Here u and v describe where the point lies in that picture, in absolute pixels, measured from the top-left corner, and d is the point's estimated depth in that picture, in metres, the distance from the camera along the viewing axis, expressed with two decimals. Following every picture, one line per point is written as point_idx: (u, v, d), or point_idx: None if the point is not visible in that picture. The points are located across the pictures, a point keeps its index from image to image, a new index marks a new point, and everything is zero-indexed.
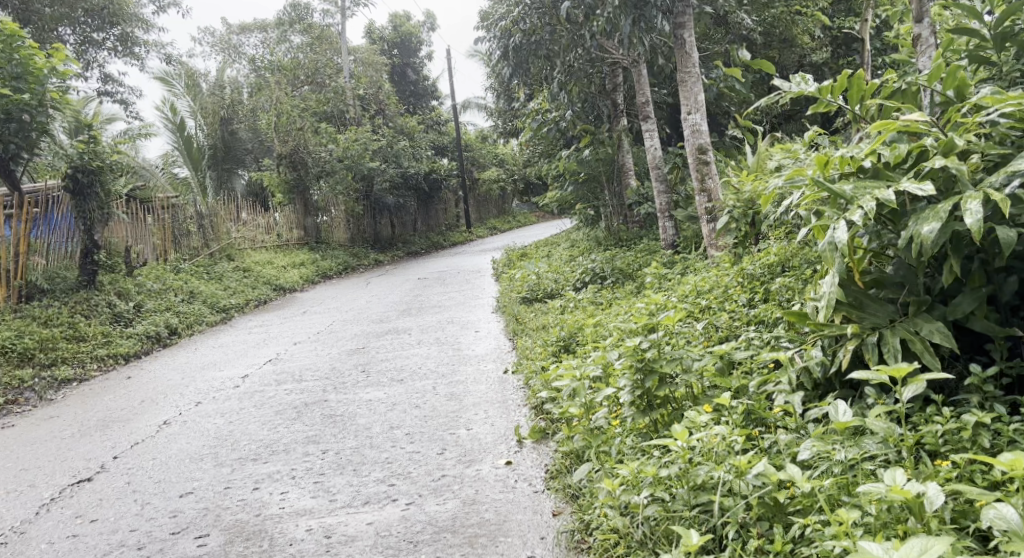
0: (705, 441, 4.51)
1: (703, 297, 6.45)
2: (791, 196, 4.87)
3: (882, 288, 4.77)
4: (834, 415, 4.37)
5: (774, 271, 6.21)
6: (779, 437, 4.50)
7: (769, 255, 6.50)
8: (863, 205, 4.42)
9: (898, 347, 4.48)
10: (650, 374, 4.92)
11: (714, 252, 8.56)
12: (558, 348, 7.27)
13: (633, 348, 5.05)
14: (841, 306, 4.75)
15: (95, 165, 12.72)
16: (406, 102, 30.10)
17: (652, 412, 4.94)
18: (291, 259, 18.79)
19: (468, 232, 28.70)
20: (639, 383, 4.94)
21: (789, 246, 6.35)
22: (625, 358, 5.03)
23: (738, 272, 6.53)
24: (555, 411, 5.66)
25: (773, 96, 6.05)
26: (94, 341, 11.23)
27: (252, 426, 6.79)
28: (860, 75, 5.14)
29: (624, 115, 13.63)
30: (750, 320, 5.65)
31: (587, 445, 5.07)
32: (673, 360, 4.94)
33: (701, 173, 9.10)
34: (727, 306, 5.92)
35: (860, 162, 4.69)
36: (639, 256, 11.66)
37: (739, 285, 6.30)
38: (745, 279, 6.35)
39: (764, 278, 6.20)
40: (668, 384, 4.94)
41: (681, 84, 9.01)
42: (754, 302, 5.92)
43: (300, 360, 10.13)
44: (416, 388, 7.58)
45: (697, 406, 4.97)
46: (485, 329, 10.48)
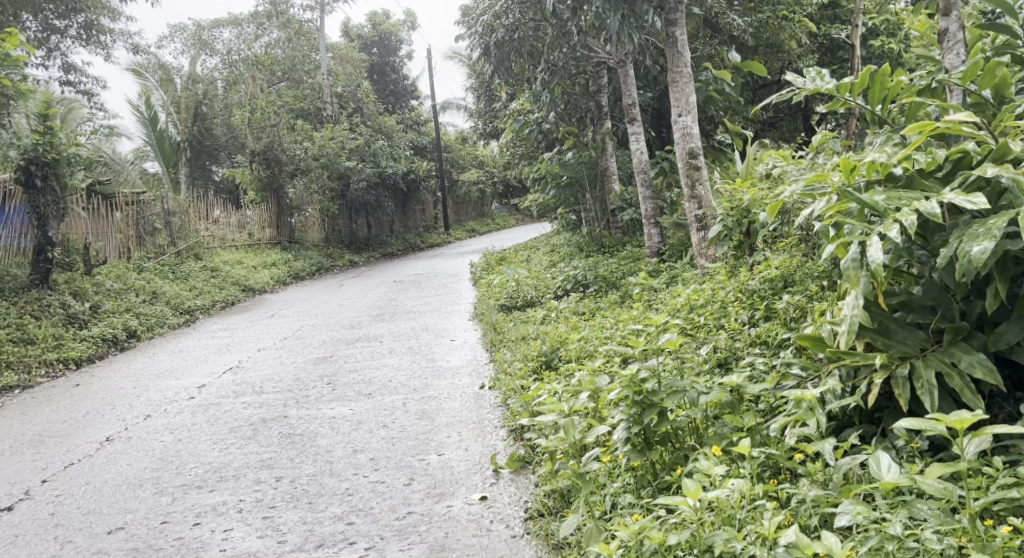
0: (719, 498, 4.01)
1: (698, 313, 5.93)
2: (813, 206, 4.34)
3: (910, 312, 4.34)
4: (875, 470, 3.87)
5: (777, 286, 5.69)
6: (806, 493, 3.99)
7: (770, 267, 5.99)
8: (901, 219, 4.00)
9: (935, 382, 4.05)
10: (650, 407, 4.40)
11: (706, 262, 8.04)
12: (539, 364, 6.75)
13: (630, 378, 4.53)
14: (865, 333, 4.30)
15: (50, 157, 12.15)
16: (385, 100, 29.54)
17: (651, 452, 4.42)
18: (261, 259, 18.13)
19: (447, 233, 28.16)
20: (636, 417, 4.41)
21: (793, 259, 5.84)
22: (620, 389, 4.53)
23: (736, 286, 6.03)
24: (536, 439, 5.14)
25: (782, 92, 5.59)
26: (43, 345, 10.69)
27: (202, 446, 6.30)
28: (885, 71, 4.74)
29: (608, 118, 13.04)
30: (755, 344, 5.13)
31: (574, 486, 4.55)
32: (674, 394, 4.42)
33: (691, 179, 8.39)
34: (727, 325, 5.42)
35: (891, 169, 4.27)
36: (623, 264, 11.15)
37: (738, 302, 5.78)
38: (746, 294, 5.83)
39: (767, 294, 5.69)
40: (669, 420, 4.43)
41: (670, 85, 8.44)
42: (757, 323, 5.41)
43: (262, 369, 9.53)
44: (385, 404, 7.03)
45: (701, 446, 4.46)
46: (461, 338, 9.92)
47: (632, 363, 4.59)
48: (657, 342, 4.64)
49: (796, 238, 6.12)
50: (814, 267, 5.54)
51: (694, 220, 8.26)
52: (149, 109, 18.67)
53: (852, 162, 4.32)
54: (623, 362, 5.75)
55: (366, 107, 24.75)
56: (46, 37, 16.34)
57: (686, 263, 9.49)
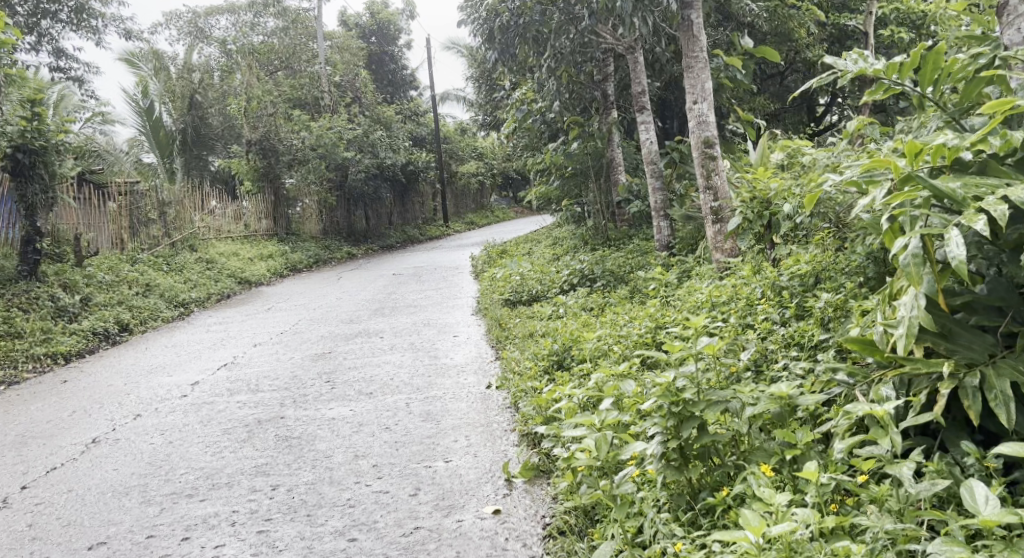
0: (778, 532, 3.71)
1: (722, 311, 5.61)
2: (876, 195, 4.13)
3: (972, 313, 4.11)
4: (969, 502, 3.61)
5: (807, 283, 5.36)
6: (881, 524, 3.68)
7: (800, 263, 5.65)
8: (986, 209, 3.81)
9: (1009, 393, 3.82)
10: (689, 421, 4.09)
11: (722, 256, 7.69)
12: (550, 363, 6.41)
13: (664, 389, 4.22)
14: (926, 336, 4.07)
15: (38, 145, 11.75)
16: (384, 90, 29.11)
17: (685, 468, 4.11)
18: (258, 250, 17.77)
19: (445, 226, 27.78)
20: (674, 431, 4.10)
21: (824, 254, 5.50)
22: (654, 398, 4.21)
23: (762, 284, 5.69)
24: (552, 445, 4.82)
25: (820, 77, 5.48)
26: (31, 339, 10.35)
27: (194, 450, 5.97)
28: (938, 50, 4.65)
29: (615, 107, 12.68)
30: (791, 349, 4.81)
31: (599, 503, 4.24)
32: (713, 406, 4.11)
33: (706, 169, 7.92)
34: (758, 326, 5.09)
35: (960, 153, 4.11)
36: (630, 257, 10.81)
37: (766, 299, 5.46)
38: (775, 291, 5.50)
39: (796, 292, 5.35)
40: (709, 435, 4.12)
41: (685, 70, 7.98)
42: (790, 324, 5.07)
43: (259, 366, 9.19)
44: (388, 404, 6.70)
45: (745, 464, 4.16)
46: (465, 334, 9.59)
47: (665, 371, 4.27)
48: (692, 348, 4.32)
49: (824, 231, 5.78)
50: (849, 261, 5.19)
51: (710, 212, 7.83)
52: (141, 97, 18.34)
53: (919, 145, 4.12)
54: (646, 367, 5.41)
55: (364, 98, 24.25)
56: (36, 21, 15.95)
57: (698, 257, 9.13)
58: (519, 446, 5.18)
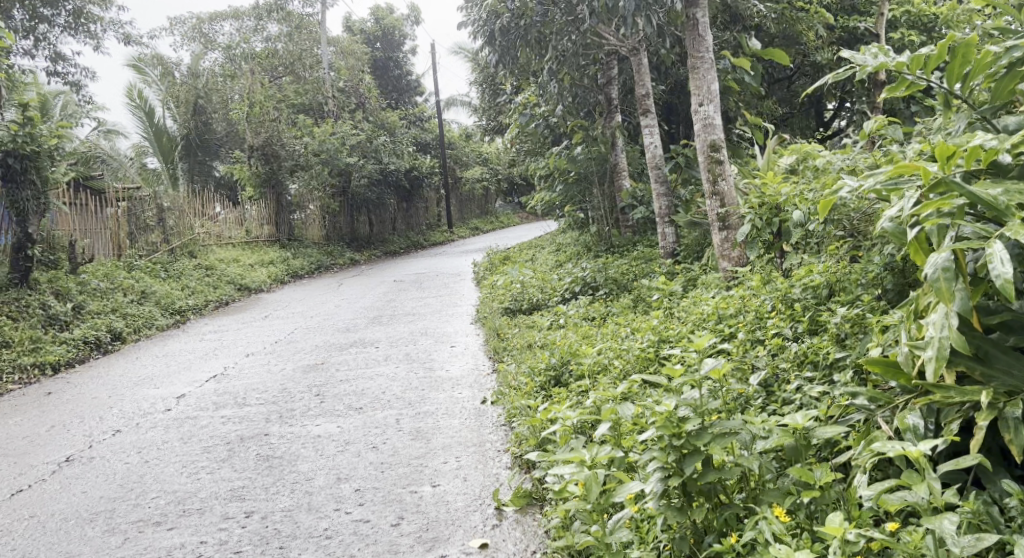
0: None
1: (729, 325, 5.29)
2: (904, 201, 3.87)
3: (1010, 334, 3.80)
4: None
5: (822, 296, 5.02)
6: None
7: (814, 273, 5.30)
8: None
9: None
10: (693, 456, 3.78)
11: (728, 265, 7.34)
12: (547, 379, 6.06)
13: (666, 417, 3.91)
14: (958, 360, 3.76)
15: (29, 150, 11.44)
16: (388, 97, 28.83)
17: (690, 510, 3.82)
18: (259, 257, 17.45)
19: (450, 231, 27.48)
20: (676, 468, 3.79)
21: (839, 265, 5.14)
22: (655, 429, 3.89)
23: (773, 296, 5.35)
24: (545, 471, 4.52)
25: (838, 71, 5.29)
26: (19, 349, 10.04)
27: (170, 470, 5.68)
28: (969, 41, 4.41)
29: (619, 111, 12.34)
30: (805, 371, 4.48)
31: (595, 545, 3.94)
32: (720, 438, 3.80)
33: (711, 175, 7.48)
34: (768, 344, 4.76)
35: (998, 156, 3.89)
36: (635, 264, 10.46)
37: (776, 313, 5.13)
38: (787, 305, 5.16)
39: (809, 305, 5.02)
40: (717, 472, 3.79)
41: (690, 72, 7.56)
42: (804, 341, 4.73)
43: (248, 377, 8.87)
44: (376, 421, 6.37)
45: (757, 505, 3.84)
46: (461, 344, 9.23)
47: (668, 399, 3.97)
48: (696, 372, 4.01)
49: (840, 241, 5.42)
50: (867, 270, 4.84)
51: (715, 219, 7.42)
52: (140, 102, 18.07)
53: (952, 148, 3.93)
54: (649, 388, 5.08)
55: (368, 103, 23.92)
56: (34, 25, 15.68)
57: (703, 266, 8.80)
58: (511, 470, 4.87)
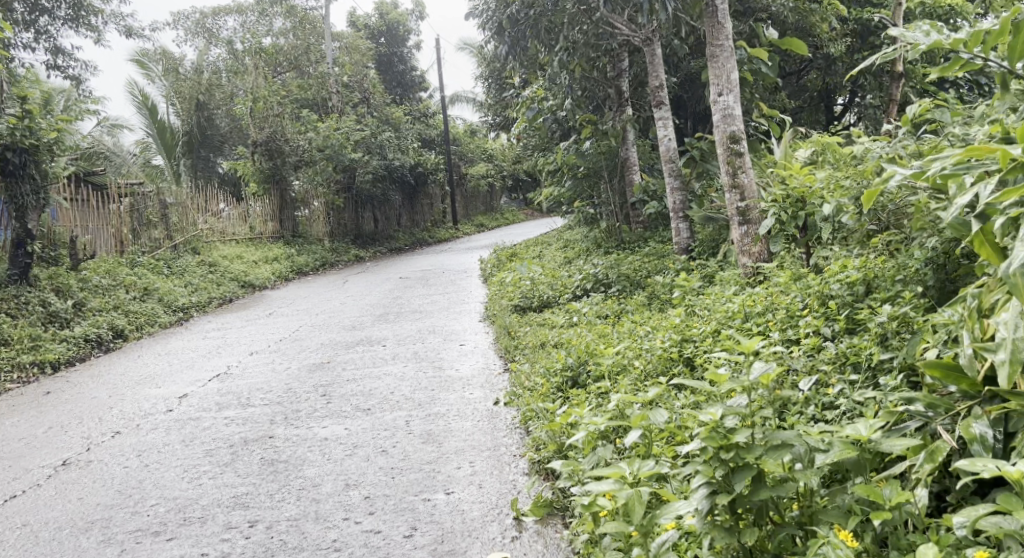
0: None
1: (758, 325, 5.11)
2: (979, 191, 3.77)
3: None
4: None
5: (858, 294, 4.84)
6: None
7: (849, 268, 5.14)
8: None
9: None
10: (744, 473, 3.59)
11: (748, 260, 7.05)
12: (564, 380, 5.80)
13: (712, 429, 3.70)
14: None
15: (28, 144, 11.19)
16: (392, 92, 28.54)
17: (741, 531, 3.59)
18: (263, 253, 17.21)
19: (454, 228, 27.23)
20: (727, 486, 3.60)
21: (878, 261, 4.96)
22: (701, 443, 3.70)
23: (807, 293, 5.16)
24: (570, 482, 4.31)
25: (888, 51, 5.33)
26: (18, 347, 9.81)
27: (170, 474, 5.44)
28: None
29: (629, 104, 12.07)
30: (849, 373, 4.33)
31: None
32: (773, 451, 3.63)
33: (732, 167, 7.17)
34: (804, 346, 4.60)
35: None
36: (648, 260, 10.19)
37: (809, 312, 4.95)
38: (823, 305, 4.95)
39: (846, 303, 4.84)
40: (772, 491, 3.59)
41: (709, 60, 7.27)
42: (844, 341, 4.58)
43: (252, 376, 8.62)
44: (385, 423, 6.12)
45: (814, 526, 3.64)
46: (471, 342, 9.00)
47: (712, 407, 3.78)
48: (745, 377, 3.83)
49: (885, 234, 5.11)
50: (906, 264, 4.73)
51: (735, 214, 7.13)
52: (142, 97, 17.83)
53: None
54: (676, 391, 4.86)
55: (372, 98, 23.26)
56: (34, 18, 15.47)
57: (720, 262, 8.53)
58: (530, 478, 4.62)
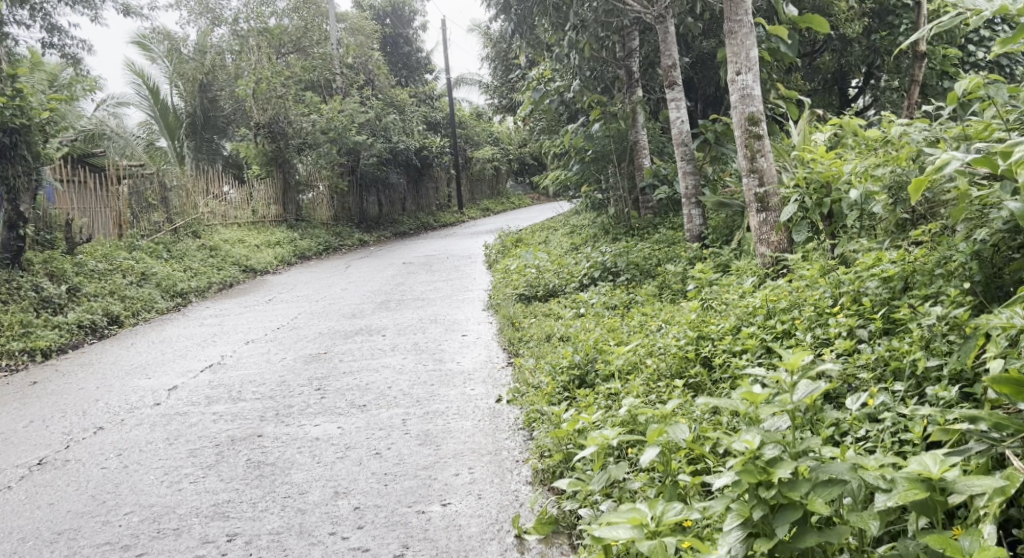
0: None
1: (782, 323, 4.83)
2: None
3: None
4: None
5: (895, 292, 4.60)
6: None
7: (882, 264, 4.87)
8: None
9: None
10: (787, 520, 3.39)
11: (767, 250, 6.64)
12: (571, 378, 5.45)
13: (750, 461, 3.51)
14: None
15: (20, 124, 10.78)
16: (398, 74, 28.05)
17: None
18: (266, 238, 16.86)
19: (461, 212, 26.81)
20: (769, 533, 3.40)
21: (919, 252, 4.69)
22: (740, 476, 3.50)
23: (837, 291, 4.87)
24: (582, 503, 4.05)
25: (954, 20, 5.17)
26: (9, 333, 9.48)
27: (150, 477, 5.10)
28: None
29: (640, 85, 11.64)
30: (890, 382, 4.11)
31: None
32: (821, 489, 3.41)
33: (750, 151, 6.77)
34: (836, 350, 4.36)
35: None
36: (658, 248, 9.79)
37: (839, 311, 4.68)
38: (855, 307, 4.68)
39: (882, 301, 4.60)
40: (820, 537, 3.38)
41: (727, 37, 6.85)
42: (880, 345, 4.35)
43: (245, 367, 8.28)
44: (380, 421, 5.76)
45: None
46: (474, 333, 8.66)
47: (748, 435, 3.58)
48: (788, 398, 3.67)
49: (933, 228, 4.74)
50: (946, 258, 4.49)
51: (753, 200, 6.70)
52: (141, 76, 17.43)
53: None
54: (695, 397, 4.56)
55: (376, 80, 23.26)
56: None
57: (733, 251, 8.13)
58: (536, 490, 4.30)
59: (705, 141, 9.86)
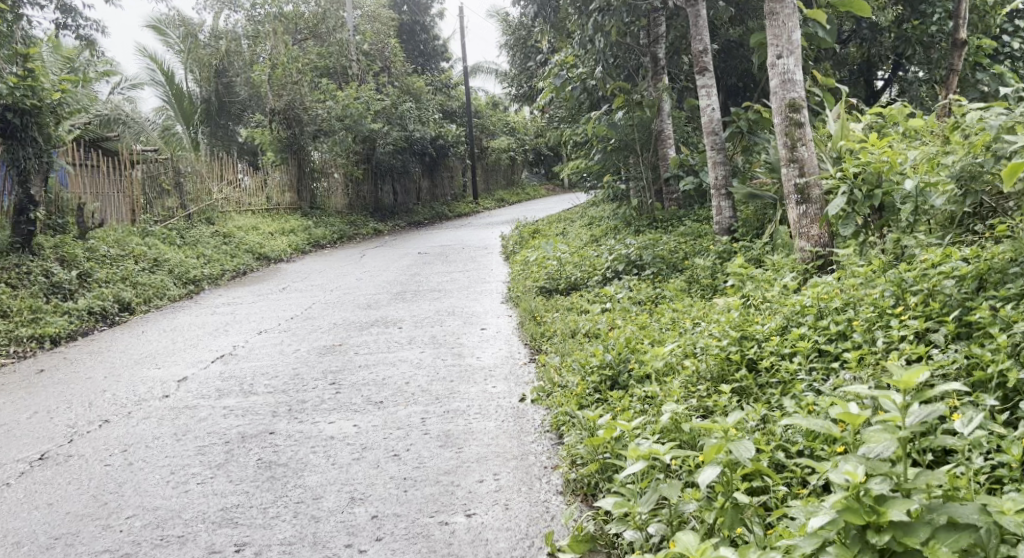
0: None
1: (838, 325, 4.60)
2: None
3: None
4: None
5: (971, 289, 4.40)
6: None
7: (948, 262, 4.66)
8: None
9: None
10: None
11: (807, 245, 6.32)
12: (603, 379, 5.13)
13: (855, 497, 3.30)
14: None
15: (31, 105, 10.49)
16: (415, 62, 27.69)
17: None
18: (280, 225, 16.57)
19: (475, 203, 26.49)
20: None
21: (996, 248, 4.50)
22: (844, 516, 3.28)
23: (901, 290, 4.64)
24: (622, 520, 3.79)
25: None
26: (17, 320, 9.21)
27: (155, 476, 4.81)
28: None
29: (665, 73, 11.27)
30: (976, 394, 3.90)
31: None
32: (946, 533, 3.20)
33: (790, 139, 6.42)
34: (909, 353, 4.15)
35: None
36: (685, 241, 9.42)
37: (906, 311, 4.47)
38: (924, 307, 4.45)
39: (955, 301, 4.38)
40: None
41: (767, 19, 6.52)
42: (956, 350, 4.12)
43: (258, 358, 7.99)
44: (397, 420, 5.44)
45: None
46: (493, 326, 8.37)
47: (850, 467, 3.36)
48: (901, 427, 3.40)
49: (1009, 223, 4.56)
50: None
51: (792, 191, 6.37)
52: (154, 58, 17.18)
53: None
54: (743, 404, 4.35)
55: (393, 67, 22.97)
56: None
57: (766, 244, 7.78)
58: (568, 503, 4.08)
59: (736, 131, 9.58)
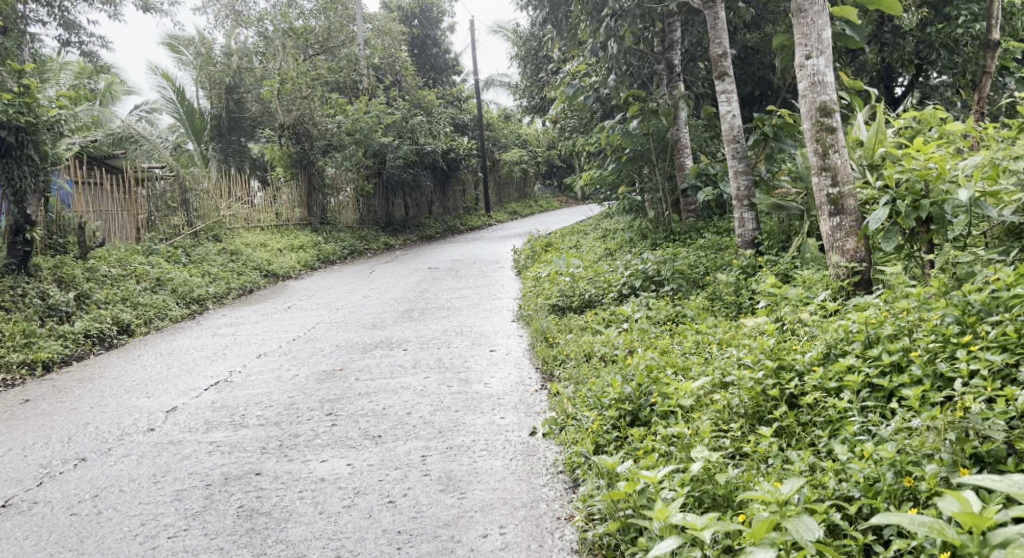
0: None
1: (895, 357, 4.26)
2: None
3: None
4: None
5: None
6: None
7: (1021, 283, 4.35)
8: None
9: None
10: None
11: (842, 258, 5.80)
12: (622, 413, 4.64)
13: None
14: None
15: (25, 123, 9.94)
16: (426, 76, 27.18)
17: None
18: (289, 241, 16.11)
19: (488, 215, 25.99)
20: None
21: None
22: None
23: (966, 316, 4.31)
24: None
25: None
26: (8, 344, 8.75)
27: (124, 531, 4.31)
28: None
29: (681, 79, 10.74)
30: None
31: None
32: None
33: (822, 146, 5.90)
34: (985, 399, 3.83)
35: None
36: (706, 255, 8.84)
37: (975, 343, 4.12)
38: (999, 338, 4.10)
39: None
40: None
41: (794, 16, 6.02)
42: None
43: (255, 383, 7.51)
44: (391, 457, 4.90)
45: None
46: (504, 346, 7.89)
47: None
48: None
49: None
50: None
51: (824, 202, 5.86)
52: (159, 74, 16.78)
53: None
54: (786, 448, 4.08)
55: (403, 81, 22.44)
56: None
57: (793, 258, 7.22)
58: None
59: (761, 138, 8.89)
